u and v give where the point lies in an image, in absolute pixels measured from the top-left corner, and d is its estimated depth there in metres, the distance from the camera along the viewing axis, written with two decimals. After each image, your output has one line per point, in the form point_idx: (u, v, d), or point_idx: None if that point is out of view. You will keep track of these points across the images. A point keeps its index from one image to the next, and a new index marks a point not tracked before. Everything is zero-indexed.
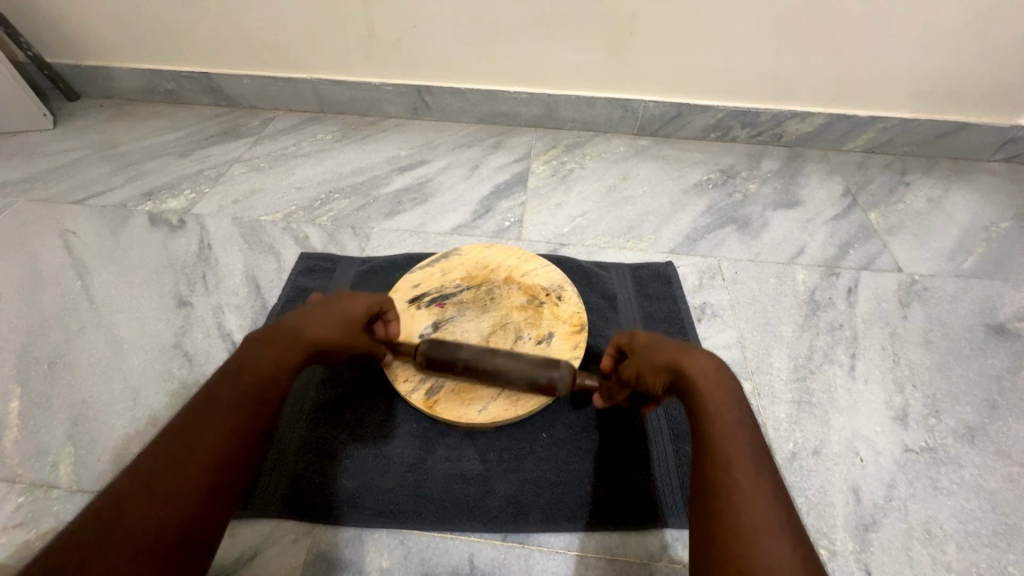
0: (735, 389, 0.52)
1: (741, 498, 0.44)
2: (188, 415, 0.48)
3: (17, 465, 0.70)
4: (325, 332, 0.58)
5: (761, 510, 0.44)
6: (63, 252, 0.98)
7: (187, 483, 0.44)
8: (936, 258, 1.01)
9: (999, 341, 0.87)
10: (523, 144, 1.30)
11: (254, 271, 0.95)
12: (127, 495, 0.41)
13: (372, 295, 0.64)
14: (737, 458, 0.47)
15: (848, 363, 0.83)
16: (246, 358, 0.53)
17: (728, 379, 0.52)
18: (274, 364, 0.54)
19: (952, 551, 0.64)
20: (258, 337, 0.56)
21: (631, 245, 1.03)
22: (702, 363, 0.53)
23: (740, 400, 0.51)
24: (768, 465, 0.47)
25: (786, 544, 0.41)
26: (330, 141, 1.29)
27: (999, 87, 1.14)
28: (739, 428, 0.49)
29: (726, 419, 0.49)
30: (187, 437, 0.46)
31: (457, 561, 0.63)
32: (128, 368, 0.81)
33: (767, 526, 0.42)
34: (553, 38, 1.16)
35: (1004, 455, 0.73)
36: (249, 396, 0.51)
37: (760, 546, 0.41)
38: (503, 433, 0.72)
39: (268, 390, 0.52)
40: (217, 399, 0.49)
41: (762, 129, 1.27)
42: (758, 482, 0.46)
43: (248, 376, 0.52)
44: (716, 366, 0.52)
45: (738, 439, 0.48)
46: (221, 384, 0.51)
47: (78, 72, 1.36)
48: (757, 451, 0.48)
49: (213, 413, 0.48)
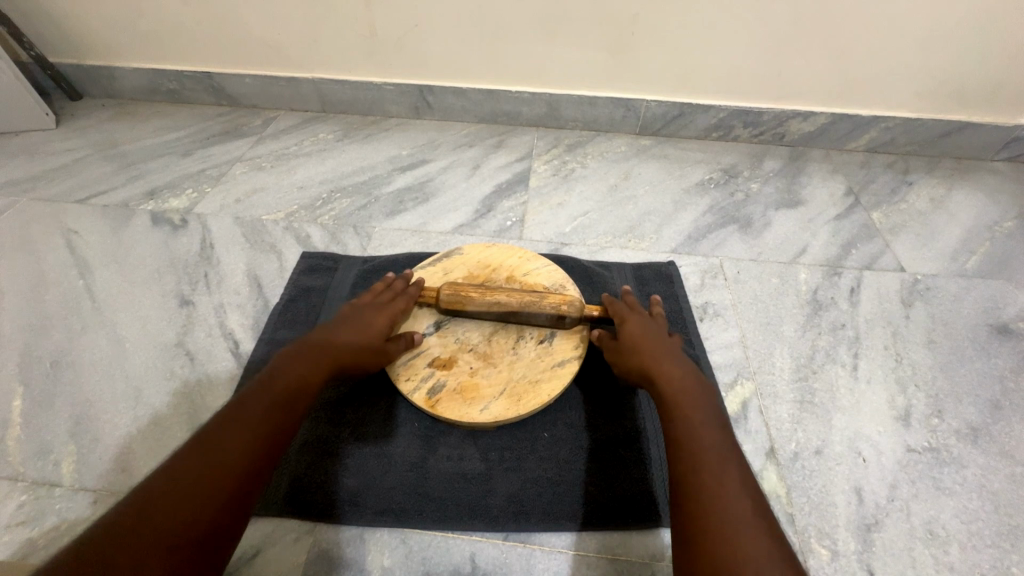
0: (701, 396, 0.56)
1: (715, 496, 0.46)
2: (220, 420, 0.50)
3: (20, 464, 0.70)
4: (348, 344, 0.63)
5: (734, 505, 0.45)
6: (65, 251, 0.98)
7: (215, 484, 0.44)
8: (939, 258, 1.01)
9: (1002, 340, 0.87)
10: (524, 143, 1.29)
11: (255, 271, 0.95)
12: (158, 492, 0.42)
13: (393, 305, 0.69)
14: (707, 457, 0.49)
15: (850, 364, 0.82)
16: (277, 370, 0.56)
17: (693, 387, 0.57)
18: (302, 376, 0.57)
19: (955, 552, 0.64)
20: (289, 351, 0.60)
21: (633, 245, 1.03)
22: (672, 371, 0.59)
23: (706, 404, 0.55)
24: (737, 462, 0.49)
25: (760, 536, 0.43)
26: (331, 140, 1.29)
27: (1003, 86, 1.14)
28: (704, 429, 0.52)
29: (693, 421, 0.53)
30: (219, 440, 0.47)
31: (458, 560, 0.63)
32: (130, 367, 0.81)
33: (739, 519, 0.44)
34: (554, 37, 1.16)
35: (1007, 455, 0.73)
36: (278, 404, 0.53)
37: (733, 539, 0.42)
38: (504, 433, 0.72)
39: (297, 401, 0.54)
40: (247, 405, 0.51)
41: (764, 129, 1.27)
42: (729, 478, 0.47)
43: (279, 386, 0.54)
44: (683, 377, 0.58)
45: (708, 440, 0.51)
46: (252, 392, 0.53)
47: (80, 71, 1.36)
48: (727, 450, 0.50)
49: (245, 418, 0.50)
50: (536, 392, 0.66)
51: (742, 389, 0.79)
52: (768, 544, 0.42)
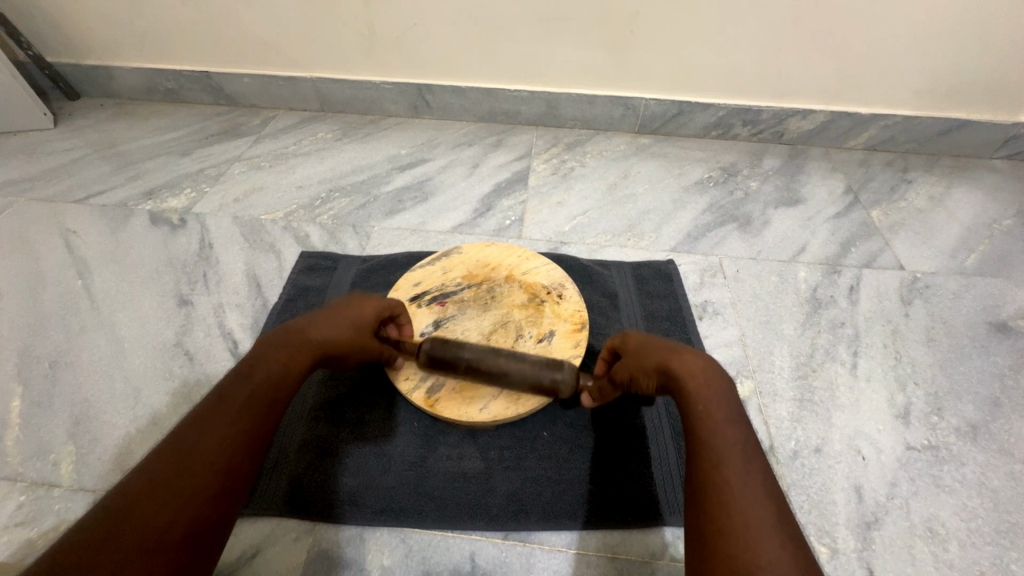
0: (723, 389, 0.52)
1: (734, 496, 0.45)
2: (198, 415, 0.48)
3: (19, 464, 0.70)
4: (336, 334, 0.59)
5: (755, 509, 0.43)
6: (63, 251, 0.98)
7: (194, 485, 0.43)
8: (939, 255, 1.01)
9: (1001, 338, 0.87)
10: (523, 142, 1.29)
11: (254, 271, 0.95)
12: (138, 494, 0.41)
13: (382, 300, 0.65)
14: (728, 455, 0.47)
15: (850, 361, 0.83)
16: (256, 358, 0.54)
17: (714, 379, 0.52)
18: (284, 364, 0.54)
19: (954, 550, 0.64)
20: (268, 339, 0.56)
21: (632, 244, 1.03)
22: (691, 363, 0.53)
23: (729, 397, 0.51)
24: (760, 462, 0.47)
25: (779, 543, 0.41)
26: (331, 140, 1.29)
27: (1002, 84, 1.14)
28: (727, 426, 0.49)
29: (712, 417, 0.50)
30: (198, 437, 0.46)
31: (458, 560, 0.63)
32: (129, 367, 0.81)
33: (759, 523, 0.43)
34: (554, 35, 1.15)
35: (1007, 452, 0.73)
36: (260, 397, 0.51)
37: (752, 542, 0.41)
38: (504, 432, 0.72)
39: (278, 392, 0.52)
40: (228, 399, 0.49)
41: (764, 127, 1.27)
42: (751, 480, 0.46)
43: (259, 377, 0.52)
44: (703, 366, 0.53)
45: (728, 438, 0.48)
46: (232, 385, 0.51)
47: (78, 71, 1.36)
48: (749, 449, 0.48)
49: (223, 413, 0.48)
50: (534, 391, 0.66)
51: (742, 388, 0.79)
52: (788, 551, 0.41)
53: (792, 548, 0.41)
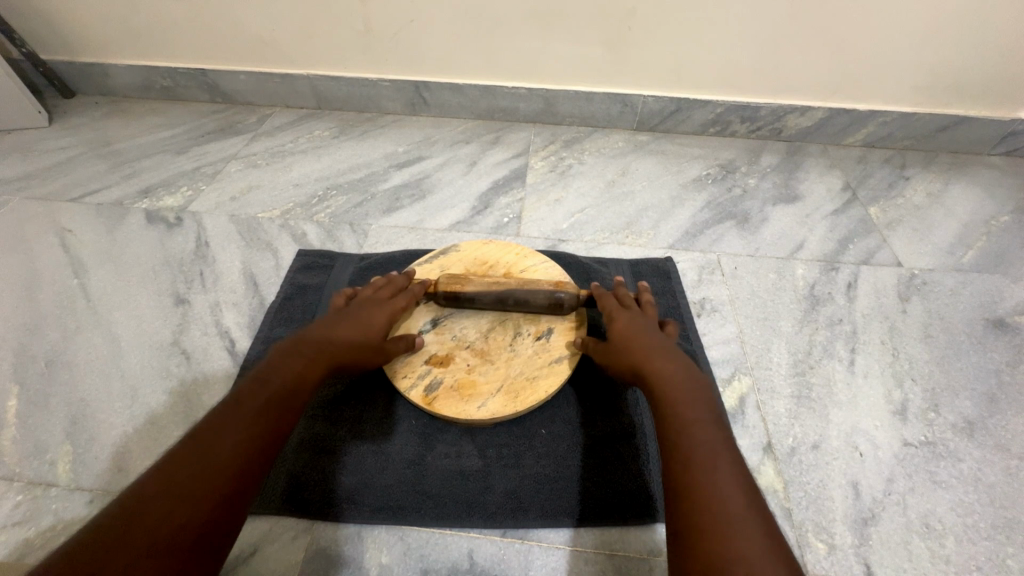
0: (692, 387, 0.55)
1: (710, 495, 0.45)
2: (212, 420, 0.48)
3: (16, 464, 0.70)
4: (348, 338, 0.61)
5: (730, 505, 0.44)
6: (59, 251, 0.97)
7: (205, 487, 0.44)
8: (936, 251, 1.01)
9: (998, 334, 0.87)
10: (521, 139, 1.29)
11: (251, 269, 0.95)
12: (148, 494, 0.42)
13: (390, 305, 0.66)
14: (699, 451, 0.48)
15: (847, 358, 0.83)
16: (273, 367, 0.55)
17: (684, 382, 0.55)
18: (298, 374, 0.55)
19: (951, 545, 0.64)
20: (283, 347, 0.58)
21: (630, 241, 1.03)
22: (663, 366, 0.57)
23: (698, 397, 0.54)
24: (731, 456, 0.48)
25: (756, 537, 0.42)
26: (328, 137, 1.29)
27: (1000, 80, 1.14)
28: (695, 425, 0.51)
29: (682, 419, 0.52)
30: (214, 439, 0.47)
31: (457, 557, 0.63)
32: (126, 367, 0.80)
33: (731, 516, 0.43)
34: (551, 32, 1.15)
35: (1004, 448, 0.73)
36: (276, 401, 0.52)
37: (727, 539, 0.42)
38: (501, 429, 0.72)
39: (291, 399, 0.53)
40: (242, 403, 0.50)
41: (762, 124, 1.27)
42: (721, 474, 0.46)
43: (274, 385, 0.53)
44: (674, 370, 0.57)
45: (700, 435, 0.50)
46: (247, 390, 0.52)
47: (71, 69, 1.35)
48: (718, 445, 0.49)
49: (237, 420, 0.49)
50: (534, 389, 0.66)
51: (740, 385, 0.79)
52: (765, 543, 0.42)
53: (767, 543, 0.42)
